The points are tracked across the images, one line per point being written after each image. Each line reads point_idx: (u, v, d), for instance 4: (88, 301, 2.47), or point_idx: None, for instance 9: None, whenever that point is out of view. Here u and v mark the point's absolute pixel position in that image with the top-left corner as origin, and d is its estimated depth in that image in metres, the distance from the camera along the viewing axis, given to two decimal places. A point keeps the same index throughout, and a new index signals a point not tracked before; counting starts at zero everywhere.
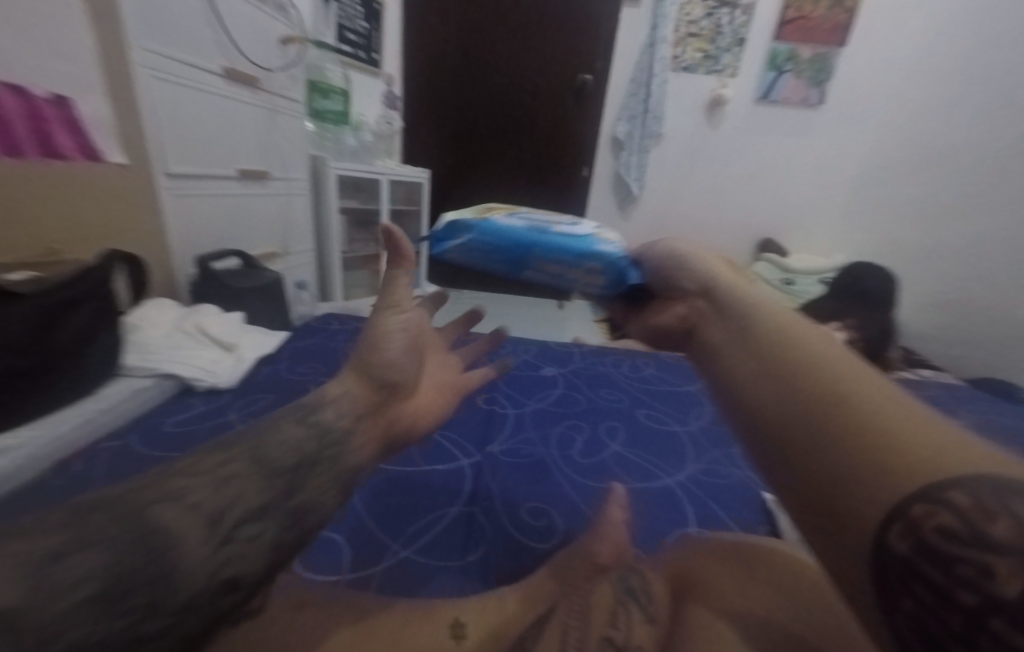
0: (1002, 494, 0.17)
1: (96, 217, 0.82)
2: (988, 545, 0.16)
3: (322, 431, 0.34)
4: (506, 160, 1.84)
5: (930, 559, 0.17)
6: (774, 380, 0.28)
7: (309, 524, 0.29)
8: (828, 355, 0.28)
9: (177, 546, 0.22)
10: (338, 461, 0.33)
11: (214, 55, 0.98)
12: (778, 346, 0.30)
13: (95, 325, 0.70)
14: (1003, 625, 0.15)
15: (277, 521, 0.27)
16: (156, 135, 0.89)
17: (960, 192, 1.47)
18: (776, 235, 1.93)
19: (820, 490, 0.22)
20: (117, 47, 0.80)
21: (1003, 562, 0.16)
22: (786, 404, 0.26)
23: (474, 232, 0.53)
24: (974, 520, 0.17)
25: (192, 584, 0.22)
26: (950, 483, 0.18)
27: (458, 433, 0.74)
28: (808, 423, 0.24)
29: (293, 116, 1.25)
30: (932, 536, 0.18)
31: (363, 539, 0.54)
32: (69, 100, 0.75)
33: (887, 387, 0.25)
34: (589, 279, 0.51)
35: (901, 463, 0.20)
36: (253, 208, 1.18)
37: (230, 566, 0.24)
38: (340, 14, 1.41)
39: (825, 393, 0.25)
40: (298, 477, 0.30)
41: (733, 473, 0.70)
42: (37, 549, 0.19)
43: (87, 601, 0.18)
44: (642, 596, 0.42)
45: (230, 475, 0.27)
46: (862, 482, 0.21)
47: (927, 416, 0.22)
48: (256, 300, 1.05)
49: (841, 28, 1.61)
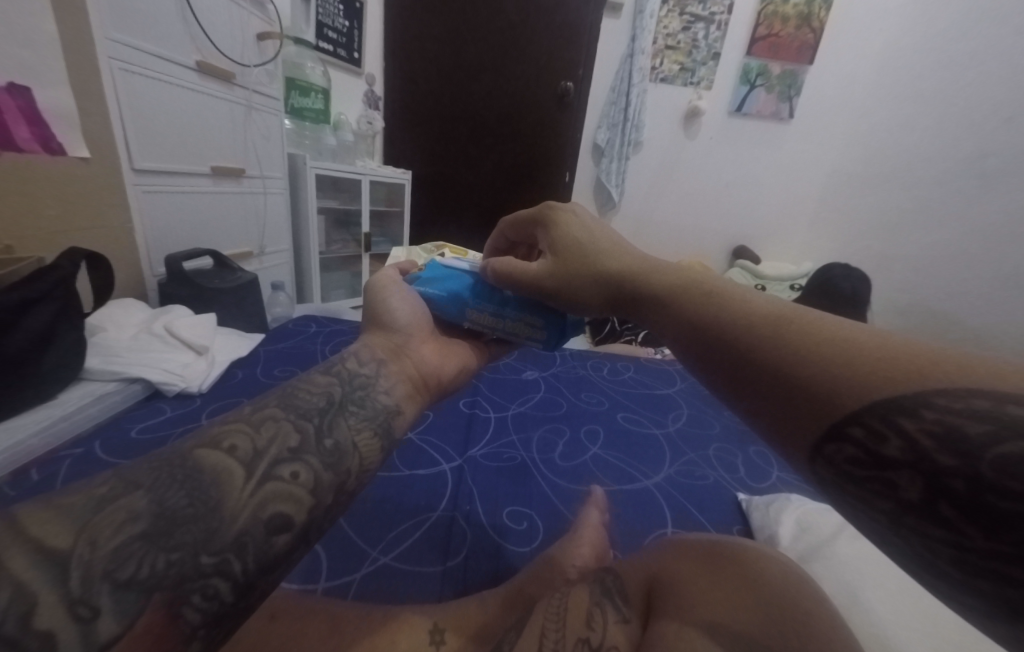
0: (888, 421, 0.23)
1: (55, 212, 0.78)
2: (891, 465, 0.23)
3: (348, 381, 0.44)
4: (488, 164, 1.85)
5: (864, 470, 0.24)
6: (700, 345, 0.32)
7: (347, 465, 0.37)
8: (750, 305, 0.31)
9: (223, 494, 0.30)
10: (364, 411, 0.42)
11: (186, 48, 0.95)
12: (699, 309, 0.34)
13: (54, 327, 0.66)
14: (915, 521, 0.22)
15: (312, 465, 0.35)
16: (121, 127, 0.86)
17: (919, 207, 1.57)
18: (750, 242, 2.00)
19: (802, 407, 0.26)
20: (80, 38, 0.77)
21: (898, 476, 0.23)
22: (717, 370, 0.31)
23: (421, 280, 0.56)
24: (868, 448, 0.24)
25: (238, 524, 0.29)
26: (850, 420, 0.24)
27: (440, 438, 0.73)
28: (743, 391, 0.29)
29: (270, 113, 1.21)
30: (846, 464, 0.25)
31: (342, 546, 0.53)
32: (27, 88, 0.71)
33: (800, 321, 0.28)
34: (526, 332, 0.51)
35: (865, 377, 0.24)
36: (227, 206, 1.14)
37: (271, 509, 0.31)
38: (320, 11, 1.39)
39: (747, 358, 0.29)
40: (315, 442, 0.36)
41: (708, 474, 0.72)
42: (102, 497, 0.26)
43: (143, 540, 0.26)
44: (619, 597, 0.43)
45: (258, 446, 0.33)
46: (836, 400, 0.25)
47: (832, 334, 0.27)
48: (231, 302, 1.02)
49: (809, 47, 1.67)
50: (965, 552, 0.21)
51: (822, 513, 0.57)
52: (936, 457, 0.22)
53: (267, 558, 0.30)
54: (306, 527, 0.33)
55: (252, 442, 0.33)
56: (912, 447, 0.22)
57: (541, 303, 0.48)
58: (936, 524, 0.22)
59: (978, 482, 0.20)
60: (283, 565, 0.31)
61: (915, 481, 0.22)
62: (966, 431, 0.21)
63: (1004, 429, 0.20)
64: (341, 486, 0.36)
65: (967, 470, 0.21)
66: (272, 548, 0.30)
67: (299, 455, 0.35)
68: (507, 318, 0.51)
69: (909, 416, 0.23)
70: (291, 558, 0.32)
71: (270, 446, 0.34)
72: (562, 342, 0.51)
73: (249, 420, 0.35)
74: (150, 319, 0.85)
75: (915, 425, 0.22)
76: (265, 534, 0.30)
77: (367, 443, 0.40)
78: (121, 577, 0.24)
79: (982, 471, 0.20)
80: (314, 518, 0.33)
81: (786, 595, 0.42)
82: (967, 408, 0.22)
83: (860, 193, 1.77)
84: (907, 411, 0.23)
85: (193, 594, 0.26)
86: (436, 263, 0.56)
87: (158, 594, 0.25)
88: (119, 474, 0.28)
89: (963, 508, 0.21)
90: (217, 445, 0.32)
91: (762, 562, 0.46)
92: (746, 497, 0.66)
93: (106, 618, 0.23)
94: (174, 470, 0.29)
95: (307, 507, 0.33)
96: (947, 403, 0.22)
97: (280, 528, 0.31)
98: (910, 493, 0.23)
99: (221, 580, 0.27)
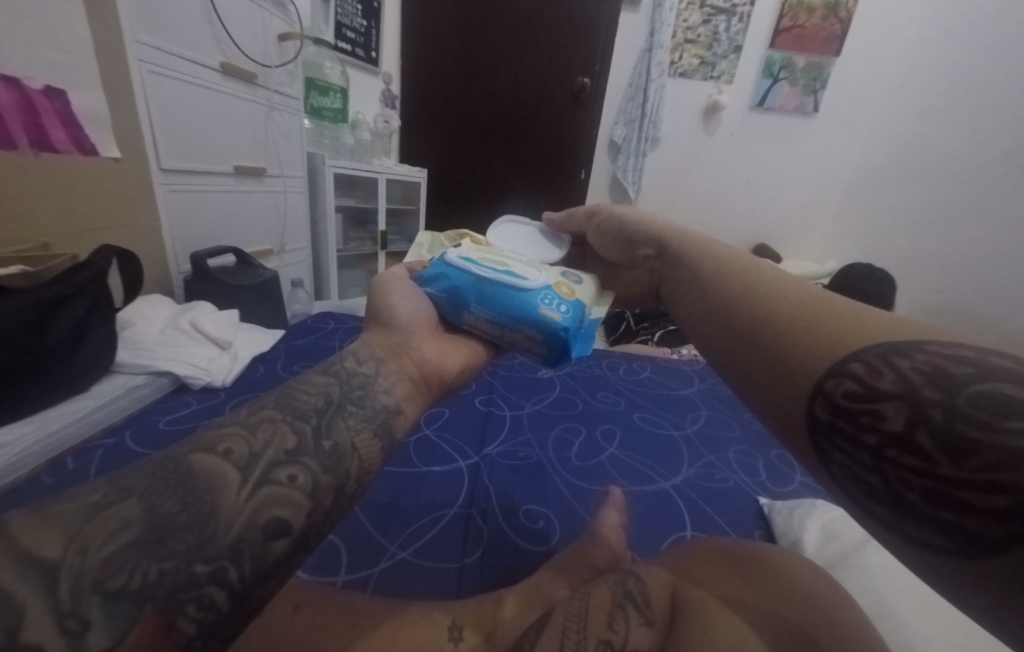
0: (885, 361, 0.26)
1: (88, 211, 0.81)
2: (881, 397, 0.25)
3: (347, 379, 0.43)
4: (504, 163, 1.84)
5: (845, 417, 0.26)
6: (719, 320, 0.36)
7: (346, 468, 0.36)
8: (782, 287, 0.35)
9: (216, 499, 0.29)
10: (363, 411, 0.41)
11: (210, 50, 0.97)
12: (732, 282, 0.38)
13: (87, 321, 0.69)
14: (895, 452, 0.24)
15: (309, 467, 0.34)
16: (150, 129, 0.89)
17: None
18: (771, 239, 1.95)
19: (806, 352, 0.29)
20: (109, 41, 0.78)
21: (890, 409, 0.25)
22: (737, 333, 0.34)
23: (428, 279, 0.55)
24: (868, 383, 0.26)
25: (233, 530, 0.28)
26: (851, 356, 0.27)
27: (456, 435, 0.74)
28: (755, 348, 0.32)
29: (290, 113, 1.23)
30: (842, 398, 0.27)
31: (362, 540, 0.53)
32: (62, 91, 0.73)
33: (821, 298, 0.32)
34: (526, 343, 0.50)
35: (868, 328, 0.28)
36: (249, 204, 1.17)
37: (267, 514, 0.30)
38: (339, 11, 1.40)
39: (763, 319, 0.33)
40: (311, 440, 0.35)
41: (728, 477, 0.71)
42: (94, 505, 0.25)
43: (134, 549, 0.25)
44: (641, 599, 0.42)
45: (252, 448, 0.32)
46: (840, 344, 0.28)
47: (839, 304, 0.31)
48: (252, 298, 1.04)
49: (836, 38, 1.62)
50: (927, 478, 0.23)
51: (849, 520, 0.56)
52: (922, 391, 0.24)
53: (264, 564, 0.29)
54: (306, 532, 0.32)
55: (248, 445, 0.32)
56: (904, 382, 0.25)
57: (537, 315, 0.49)
58: (911, 452, 0.23)
59: (954, 413, 0.23)
60: (281, 571, 0.30)
61: (903, 412, 0.24)
62: (952, 372, 0.24)
63: (981, 373, 0.23)
64: (340, 490, 0.35)
65: (946, 402, 0.23)
66: (269, 555, 0.29)
67: (296, 457, 0.34)
68: (507, 327, 0.51)
69: (903, 356, 0.26)
70: (291, 564, 0.31)
71: (265, 449, 0.33)
72: (561, 360, 0.51)
73: (246, 423, 0.34)
74: (176, 315, 0.88)
75: (910, 364, 0.25)
76: (263, 539, 0.29)
77: (367, 444, 0.39)
78: (112, 588, 0.24)
79: (959, 404, 0.23)
80: (313, 523, 0.32)
81: (810, 598, 0.41)
82: (954, 355, 0.25)
83: (888, 188, 1.71)
84: (902, 352, 0.26)
85: (187, 604, 0.26)
86: (441, 260, 0.55)
87: (150, 605, 0.24)
88: (113, 481, 0.27)
89: (939, 437, 0.23)
90: (212, 449, 0.31)
91: (782, 566, 0.46)
92: (768, 501, 0.65)
93: (96, 631, 0.22)
94: (168, 476, 0.28)
95: (306, 511, 0.32)
96: (935, 350, 0.25)
97: (278, 533, 0.30)
98: (895, 422, 0.24)
99: (217, 588, 0.27)
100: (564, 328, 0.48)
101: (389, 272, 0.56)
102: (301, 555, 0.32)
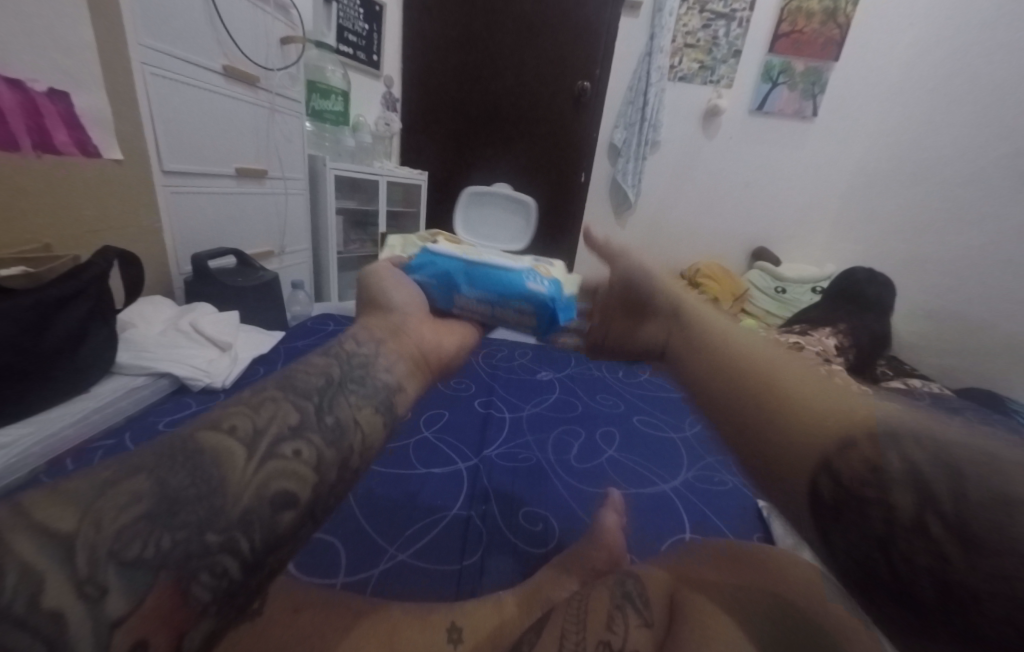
0: (896, 446, 0.23)
1: (90, 212, 0.81)
2: (887, 479, 0.23)
3: (346, 358, 0.40)
4: (504, 166, 1.85)
5: (852, 501, 0.24)
6: (721, 385, 0.34)
7: (349, 442, 0.35)
8: (773, 367, 0.33)
9: (224, 474, 0.28)
10: (364, 390, 0.38)
11: (214, 52, 0.97)
12: (721, 355, 0.36)
13: (88, 322, 0.69)
14: (906, 540, 0.22)
15: (314, 442, 0.33)
16: (152, 132, 0.89)
17: (949, 206, 1.51)
18: (770, 242, 1.95)
19: (804, 434, 0.27)
20: (113, 44, 0.79)
21: (899, 491, 0.22)
22: (729, 413, 0.32)
23: (414, 269, 0.57)
24: (873, 465, 0.24)
25: (242, 502, 0.28)
26: (854, 440, 0.25)
27: (455, 438, 0.74)
28: (760, 420, 0.30)
29: (292, 116, 1.23)
30: (853, 482, 0.24)
31: (362, 542, 0.53)
32: (65, 94, 0.74)
33: (815, 383, 0.30)
34: (518, 317, 0.57)
35: (864, 414, 0.26)
36: (250, 206, 1.17)
37: (275, 486, 0.30)
38: (341, 15, 1.41)
39: (764, 396, 0.31)
40: (314, 415, 0.34)
41: (727, 479, 0.71)
42: (104, 481, 0.25)
43: (147, 520, 0.25)
44: (639, 601, 0.42)
45: (257, 422, 0.31)
46: (838, 427, 0.26)
47: (835, 391, 0.29)
48: (253, 300, 1.04)
49: (835, 43, 1.64)
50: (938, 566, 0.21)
51: None
52: (926, 474, 0.22)
53: (274, 535, 0.29)
54: (313, 505, 0.32)
55: (252, 422, 0.31)
56: (911, 467, 0.22)
57: (527, 290, 0.56)
58: (920, 538, 0.21)
59: (961, 500, 0.21)
60: (290, 542, 0.30)
61: (914, 497, 0.22)
62: (959, 466, 0.21)
63: (989, 463, 0.21)
64: (344, 464, 0.35)
65: (955, 500, 0.21)
66: (278, 527, 0.29)
67: (300, 433, 0.33)
68: (499, 304, 0.57)
69: (907, 440, 0.23)
70: (298, 535, 0.31)
71: (270, 425, 0.32)
72: (548, 329, 0.58)
73: (248, 400, 0.33)
74: (177, 316, 0.88)
75: (916, 447, 0.23)
76: (272, 511, 0.29)
77: (369, 420, 0.37)
78: (128, 557, 0.23)
79: (968, 491, 0.21)
80: (319, 496, 0.32)
81: (807, 597, 0.42)
82: (960, 442, 0.22)
83: (886, 192, 1.72)
84: (906, 436, 0.24)
85: (200, 572, 0.25)
86: (427, 252, 0.59)
87: (165, 572, 0.24)
88: (123, 459, 0.27)
89: (949, 523, 0.21)
90: (217, 426, 0.30)
91: (780, 564, 0.47)
92: (767, 504, 0.65)
93: (114, 597, 0.23)
94: (175, 452, 0.27)
95: (312, 484, 0.32)
96: (937, 437, 0.23)
97: (285, 504, 0.30)
98: (902, 503, 0.22)
99: (230, 557, 0.27)
100: (550, 299, 0.57)
101: (376, 264, 0.54)
102: (308, 528, 0.32)
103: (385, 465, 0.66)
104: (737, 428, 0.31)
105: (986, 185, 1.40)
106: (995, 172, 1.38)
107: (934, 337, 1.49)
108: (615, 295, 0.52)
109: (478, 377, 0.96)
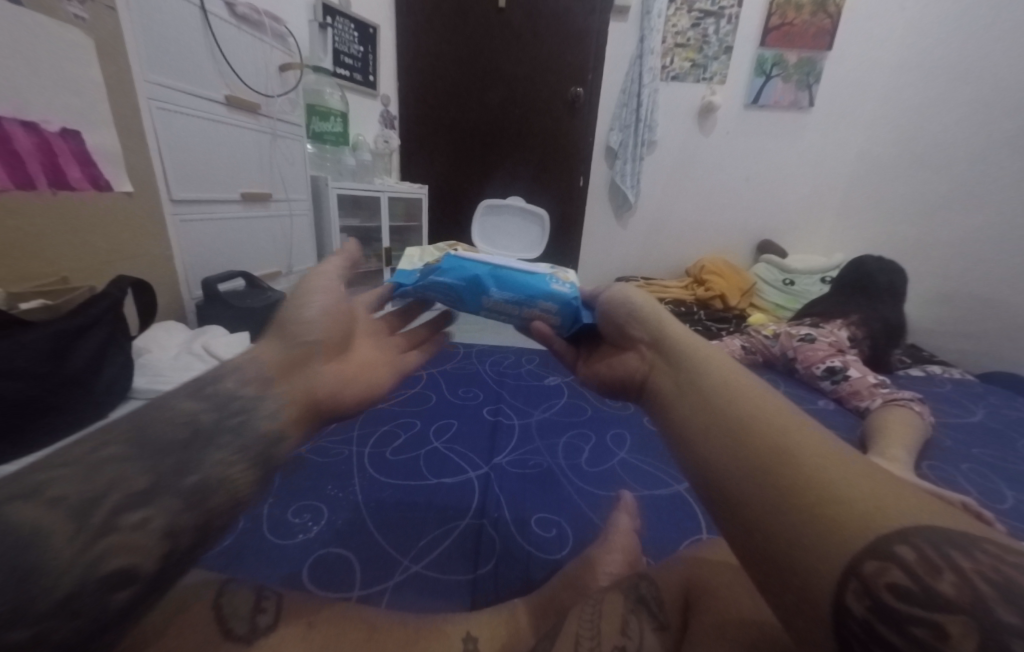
0: (940, 551, 0.19)
1: (103, 244, 0.84)
2: (940, 605, 0.18)
3: (224, 403, 0.35)
4: (502, 175, 1.87)
5: (888, 621, 0.19)
6: (714, 440, 0.29)
7: (216, 503, 0.30)
8: (775, 417, 0.29)
9: (38, 553, 0.24)
10: (241, 439, 0.33)
11: (216, 83, 1.02)
12: (718, 399, 0.32)
13: (105, 349, 0.71)
14: None
15: (170, 506, 0.28)
16: (161, 165, 0.93)
17: (952, 187, 1.48)
18: (774, 235, 1.94)
19: (822, 513, 0.22)
20: (121, 80, 0.83)
21: (953, 623, 0.17)
22: (727, 472, 0.27)
23: (440, 272, 0.58)
24: (920, 577, 0.19)
25: (63, 587, 0.23)
26: (893, 537, 0.20)
27: (465, 446, 0.75)
28: (760, 488, 0.25)
29: (294, 140, 1.27)
30: (887, 593, 0.19)
31: (374, 555, 0.54)
32: (77, 132, 0.77)
33: (828, 445, 0.26)
34: (544, 318, 0.57)
35: (899, 500, 0.22)
36: (257, 229, 1.20)
37: (111, 563, 0.25)
38: (337, 39, 1.45)
39: (771, 455, 0.26)
40: (179, 466, 0.30)
41: None
42: None
43: None
44: (654, 604, 0.43)
45: (93, 486, 0.27)
46: (868, 513, 0.22)
47: (855, 458, 0.25)
48: (262, 320, 1.07)
49: (826, 33, 1.64)
50: None
51: None
52: (995, 610, 0.17)
53: (104, 619, 0.24)
54: (162, 574, 0.27)
55: (83, 486, 0.27)
56: (968, 588, 0.18)
57: (554, 292, 0.56)
58: None
59: None
60: (124, 622, 0.26)
61: (973, 637, 0.17)
62: None
63: None
64: (209, 525, 0.30)
65: None
66: (109, 607, 0.25)
67: (153, 495, 0.28)
68: (526, 305, 0.57)
69: (963, 552, 0.19)
70: (138, 612, 0.26)
71: (108, 489, 0.27)
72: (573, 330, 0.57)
73: (96, 457, 0.29)
74: (189, 339, 0.90)
75: (972, 565, 0.19)
76: (102, 592, 0.25)
77: (245, 472, 0.32)
78: None
79: None
80: (170, 565, 0.27)
81: None
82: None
83: (888, 178, 1.69)
84: (961, 546, 0.19)
85: None
86: (454, 255, 0.60)
87: None
88: None
89: None
90: (34, 494, 0.25)
91: None
92: None
93: None
94: None
95: (162, 553, 0.27)
96: (997, 557, 0.19)
97: (124, 582, 0.25)
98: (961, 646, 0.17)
99: None
100: (575, 299, 0.56)
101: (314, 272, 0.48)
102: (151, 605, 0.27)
103: (395, 477, 0.67)
104: (734, 497, 0.26)
105: (992, 163, 1.37)
106: (1000, 150, 1.35)
107: (951, 321, 1.45)
108: (604, 330, 0.53)
109: (485, 387, 0.97)
